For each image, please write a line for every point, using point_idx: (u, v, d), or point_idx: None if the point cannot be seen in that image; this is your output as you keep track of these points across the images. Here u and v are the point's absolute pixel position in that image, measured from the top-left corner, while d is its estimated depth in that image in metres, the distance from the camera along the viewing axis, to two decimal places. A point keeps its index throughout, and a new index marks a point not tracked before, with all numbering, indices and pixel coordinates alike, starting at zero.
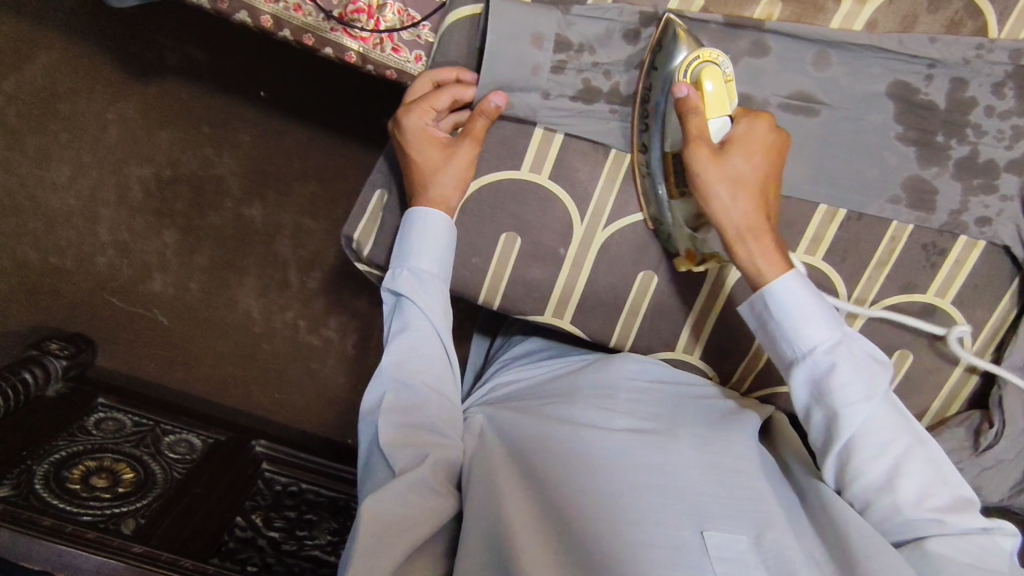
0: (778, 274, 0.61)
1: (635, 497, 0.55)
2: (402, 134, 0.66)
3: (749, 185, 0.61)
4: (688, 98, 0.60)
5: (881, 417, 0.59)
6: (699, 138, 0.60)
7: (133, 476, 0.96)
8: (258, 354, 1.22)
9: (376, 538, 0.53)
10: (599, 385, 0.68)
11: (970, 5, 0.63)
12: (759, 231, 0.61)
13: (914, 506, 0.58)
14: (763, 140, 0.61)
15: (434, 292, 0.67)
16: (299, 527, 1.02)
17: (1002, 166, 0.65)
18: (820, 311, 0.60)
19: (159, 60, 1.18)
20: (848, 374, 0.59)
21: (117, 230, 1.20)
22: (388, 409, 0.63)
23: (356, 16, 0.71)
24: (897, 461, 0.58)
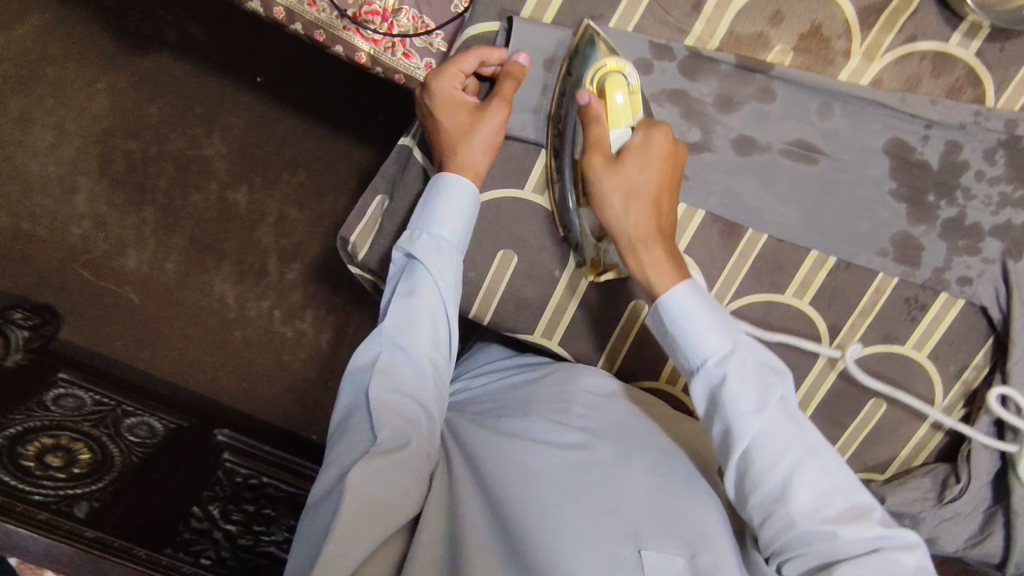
0: (676, 284, 0.59)
1: (583, 513, 0.55)
2: (430, 99, 0.64)
3: (642, 193, 0.61)
4: (588, 104, 0.62)
5: (775, 426, 0.55)
6: (596, 145, 0.62)
7: (89, 457, 0.94)
8: (229, 341, 1.19)
9: (353, 525, 0.51)
10: (555, 393, 0.66)
11: (970, 72, 0.64)
12: (654, 240, 0.60)
13: (809, 519, 0.52)
14: (660, 153, 0.61)
15: (449, 262, 0.64)
16: (257, 522, 1.02)
17: (988, 230, 0.67)
18: (713, 319, 0.58)
19: (156, 36, 1.18)
20: (738, 383, 0.56)
21: (96, 202, 1.16)
22: (382, 373, 0.59)
23: (369, 18, 0.70)
24: (791, 470, 0.54)
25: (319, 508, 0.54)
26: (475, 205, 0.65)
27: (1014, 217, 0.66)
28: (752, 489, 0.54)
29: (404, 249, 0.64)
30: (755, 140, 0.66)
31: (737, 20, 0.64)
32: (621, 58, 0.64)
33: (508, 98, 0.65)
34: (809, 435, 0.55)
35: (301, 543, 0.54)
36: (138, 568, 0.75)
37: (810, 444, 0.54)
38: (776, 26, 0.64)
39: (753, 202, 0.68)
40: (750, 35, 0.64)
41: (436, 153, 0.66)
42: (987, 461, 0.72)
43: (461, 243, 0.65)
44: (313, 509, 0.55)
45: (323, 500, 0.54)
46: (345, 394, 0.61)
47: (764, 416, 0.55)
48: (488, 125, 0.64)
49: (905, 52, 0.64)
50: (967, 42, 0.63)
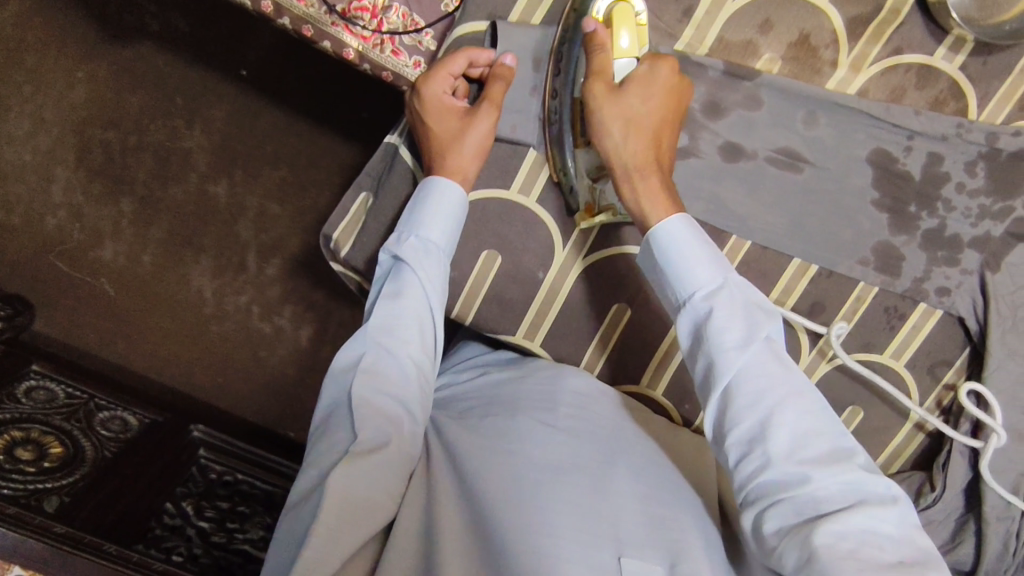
0: (672, 216, 0.60)
1: (566, 516, 0.54)
2: (420, 102, 0.64)
3: (642, 122, 0.61)
4: (594, 32, 0.61)
5: (760, 363, 0.55)
6: (600, 73, 0.61)
7: (60, 451, 0.92)
8: (205, 336, 1.18)
9: (332, 526, 0.50)
10: (542, 393, 0.66)
11: (953, 85, 0.65)
12: (649, 171, 0.61)
13: (785, 458, 0.52)
14: (664, 84, 0.61)
15: (435, 263, 0.64)
16: (230, 519, 1.00)
17: (966, 242, 0.68)
18: (702, 255, 0.58)
19: (139, 25, 1.15)
20: (724, 317, 0.56)
21: (72, 191, 1.14)
22: (365, 372, 0.58)
23: (359, 14, 0.69)
24: (771, 406, 0.53)
25: (298, 509, 0.53)
26: (463, 211, 0.65)
27: (992, 229, 0.67)
28: (731, 427, 0.54)
29: (391, 251, 0.64)
30: (741, 146, 0.67)
31: (727, 26, 0.64)
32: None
33: (496, 100, 0.64)
34: (794, 376, 0.55)
35: (278, 545, 0.54)
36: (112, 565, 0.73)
37: (794, 384, 0.54)
38: (766, 34, 0.64)
39: (737, 208, 0.68)
40: (740, 42, 0.64)
41: (426, 156, 0.67)
42: (959, 471, 0.73)
43: (448, 246, 0.65)
44: (292, 510, 0.54)
45: (302, 502, 0.54)
46: (326, 394, 0.60)
47: (750, 350, 0.55)
48: (477, 128, 0.64)
49: (890, 64, 0.64)
50: (952, 55, 0.64)
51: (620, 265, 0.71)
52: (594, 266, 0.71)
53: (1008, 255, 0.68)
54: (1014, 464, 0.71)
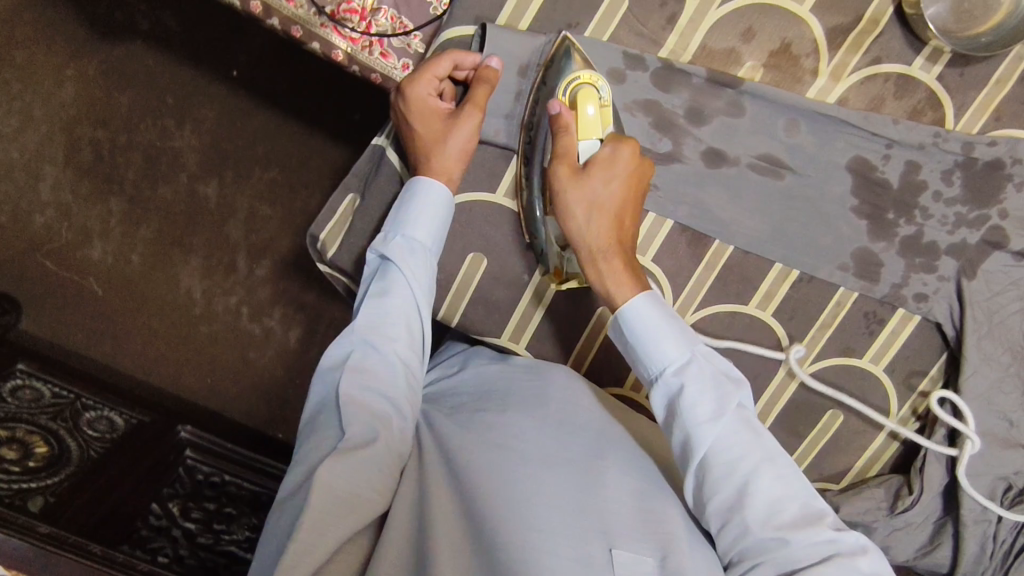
0: (637, 295, 0.62)
1: (554, 511, 0.55)
2: (405, 104, 0.65)
3: (605, 207, 0.64)
4: (558, 115, 0.63)
5: (730, 434, 0.57)
6: (564, 157, 0.64)
7: (46, 451, 0.92)
8: (194, 335, 1.18)
9: (321, 518, 0.51)
10: (531, 390, 0.66)
11: (931, 95, 0.66)
12: (614, 253, 0.64)
13: (763, 526, 0.54)
14: (624, 168, 0.63)
15: (422, 262, 0.65)
16: (217, 521, 1.01)
17: (943, 249, 0.69)
18: (671, 332, 0.60)
19: (130, 24, 1.15)
20: (694, 392, 0.58)
21: (60, 190, 1.14)
22: (353, 369, 0.59)
23: (348, 16, 0.70)
24: (746, 476, 0.55)
25: (286, 504, 0.54)
26: (449, 210, 0.66)
27: (968, 237, 0.68)
28: (710, 497, 0.56)
29: (378, 252, 0.65)
30: (724, 153, 0.68)
31: (710, 35, 0.65)
32: (594, 71, 0.64)
33: (481, 103, 0.65)
34: (764, 443, 0.57)
35: (267, 538, 0.54)
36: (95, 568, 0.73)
37: (765, 451, 0.57)
38: (748, 42, 0.65)
39: (720, 214, 0.69)
40: (723, 50, 0.65)
41: (412, 157, 0.67)
42: (937, 476, 0.74)
43: (436, 245, 0.66)
44: (280, 505, 0.54)
45: (290, 497, 0.54)
46: (314, 392, 0.61)
47: (721, 424, 0.57)
48: (462, 131, 0.65)
49: (869, 73, 0.65)
50: (929, 66, 0.65)
51: None
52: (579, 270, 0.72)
53: (984, 262, 0.69)
54: (990, 468, 0.72)
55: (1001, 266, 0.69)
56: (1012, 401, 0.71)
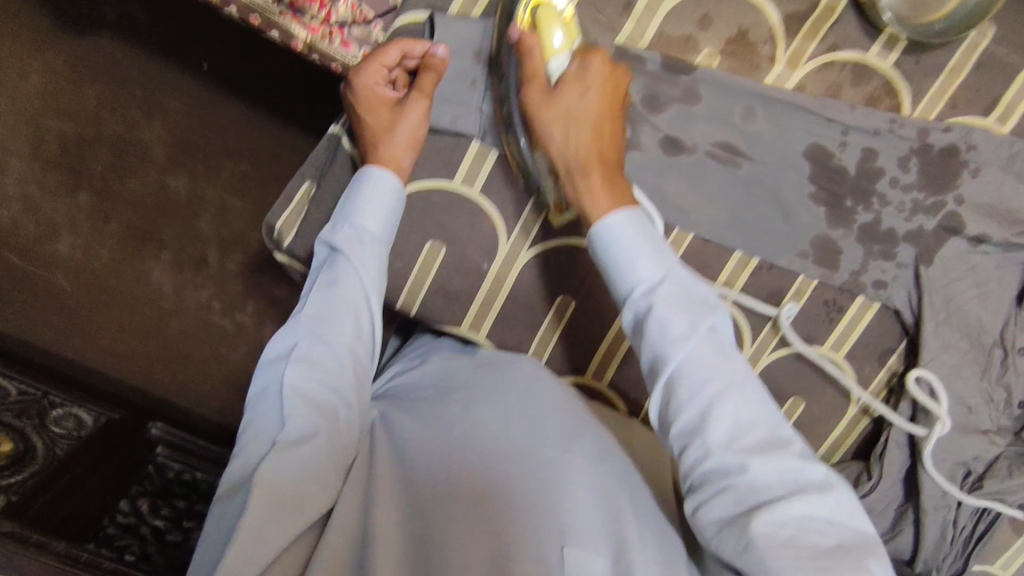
0: (621, 209, 0.60)
1: (506, 512, 0.55)
2: (353, 91, 0.66)
3: (579, 117, 0.62)
4: (519, 39, 0.63)
5: (700, 355, 0.55)
6: (533, 77, 0.63)
7: (9, 449, 0.87)
8: (164, 330, 1.16)
9: (259, 523, 0.50)
10: (488, 381, 0.66)
11: (887, 82, 0.66)
12: (593, 165, 0.62)
13: (724, 450, 0.52)
14: (598, 76, 0.62)
15: (371, 251, 0.64)
16: (186, 517, 1.01)
17: (901, 236, 0.69)
18: (646, 250, 0.59)
19: (96, 14, 1.15)
20: (666, 310, 0.56)
21: (26, 182, 1.11)
22: (297, 361, 0.58)
23: (307, 4, 0.69)
24: (712, 397, 0.54)
25: (227, 503, 0.53)
26: (400, 203, 0.66)
27: (925, 223, 0.69)
28: (674, 419, 0.55)
29: (326, 241, 0.64)
30: (681, 140, 0.68)
31: (666, 21, 0.65)
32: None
33: (428, 91, 0.66)
34: (735, 367, 0.55)
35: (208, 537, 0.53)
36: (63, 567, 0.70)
37: (735, 376, 0.55)
38: (704, 29, 0.65)
39: (680, 201, 0.69)
40: (679, 38, 0.65)
41: (359, 146, 0.67)
42: (897, 459, 0.74)
43: (385, 236, 0.65)
44: (221, 503, 0.53)
45: (231, 495, 0.53)
46: (256, 383, 0.60)
47: (691, 344, 0.55)
48: (409, 118, 0.65)
49: (826, 60, 0.65)
50: (885, 53, 0.65)
51: (564, 255, 0.71)
52: (540, 258, 0.71)
53: (942, 248, 0.69)
54: (951, 454, 0.73)
55: (958, 252, 0.69)
56: (971, 386, 0.72)
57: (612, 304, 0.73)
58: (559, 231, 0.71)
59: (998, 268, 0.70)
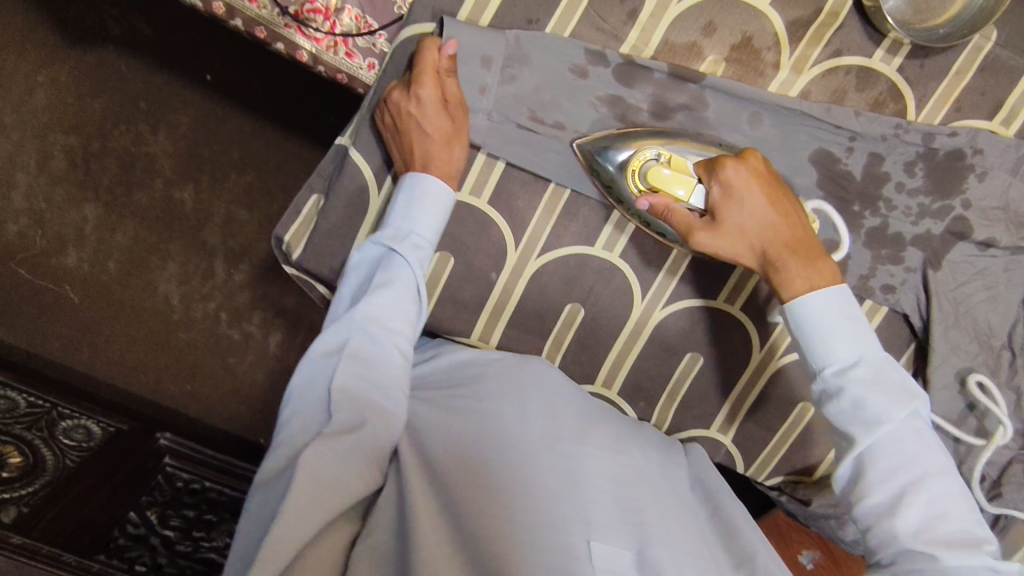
0: (821, 288, 0.59)
1: (540, 503, 0.56)
2: (420, 116, 0.63)
3: (753, 228, 0.63)
4: (651, 206, 0.64)
5: (897, 439, 0.55)
6: (688, 228, 0.64)
7: (20, 461, 0.91)
8: (172, 342, 1.17)
9: (305, 502, 0.50)
10: (505, 378, 0.67)
11: (892, 87, 0.66)
12: (787, 256, 0.62)
13: (916, 537, 0.52)
14: (745, 185, 0.62)
15: (422, 257, 0.65)
16: (197, 528, 1.00)
17: (909, 240, 0.70)
18: (844, 329, 0.58)
19: (99, 28, 1.14)
20: (861, 390, 0.55)
21: (33, 197, 1.13)
22: (349, 357, 0.59)
23: (312, 16, 0.69)
24: (907, 482, 0.54)
25: (268, 489, 0.53)
26: (450, 206, 0.67)
27: (933, 227, 0.69)
28: (864, 495, 0.55)
29: (382, 242, 0.64)
30: None
31: (672, 28, 0.64)
32: (640, 145, 0.65)
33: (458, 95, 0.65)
34: (934, 456, 0.55)
35: (247, 525, 0.53)
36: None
37: (936, 464, 0.54)
38: (709, 36, 0.65)
39: None
40: (685, 45, 0.65)
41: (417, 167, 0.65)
42: None
43: (433, 240, 0.66)
44: (262, 491, 0.53)
45: (274, 480, 0.53)
46: (301, 373, 0.60)
47: (889, 425, 0.54)
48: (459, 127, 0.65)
49: (830, 66, 0.66)
50: (890, 58, 0.65)
51: (573, 264, 0.71)
52: (549, 268, 0.71)
53: (948, 253, 0.70)
54: (961, 456, 0.73)
55: (966, 256, 0.70)
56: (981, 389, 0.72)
57: (621, 312, 0.73)
58: (567, 240, 0.71)
59: (1005, 272, 0.70)
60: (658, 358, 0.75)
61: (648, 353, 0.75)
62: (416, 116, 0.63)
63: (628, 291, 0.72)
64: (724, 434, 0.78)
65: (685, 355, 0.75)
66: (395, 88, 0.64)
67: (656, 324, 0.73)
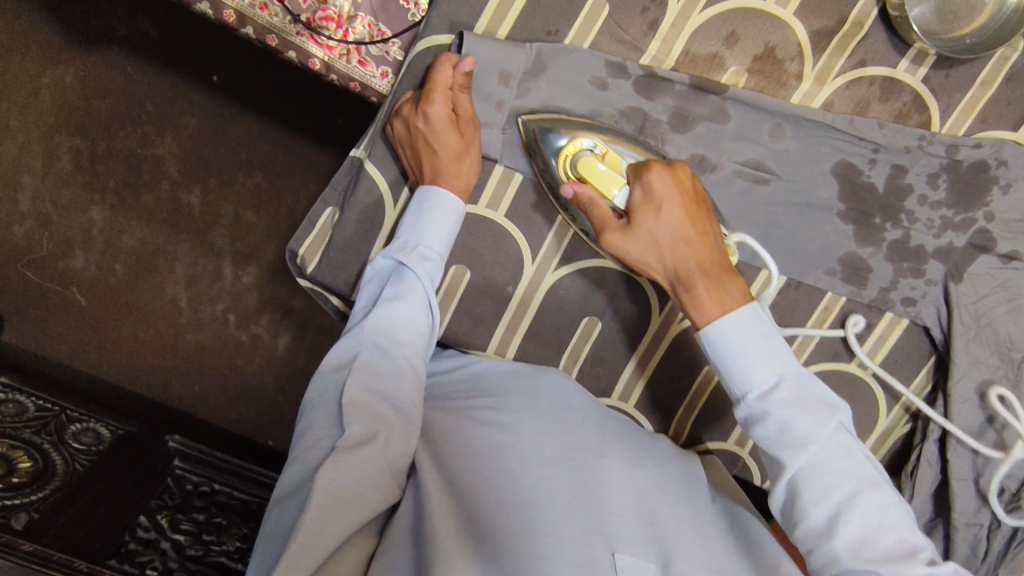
0: (730, 312, 0.58)
1: (553, 511, 0.55)
2: (427, 129, 0.62)
3: (666, 239, 0.61)
4: (575, 195, 0.63)
5: (825, 458, 0.54)
6: (603, 225, 0.62)
7: (30, 466, 0.91)
8: (179, 345, 1.16)
9: (322, 517, 0.49)
10: (523, 390, 0.66)
11: (917, 98, 0.65)
12: (698, 277, 0.60)
13: (855, 557, 0.52)
14: (665, 195, 0.61)
15: (433, 269, 0.65)
16: (207, 532, 0.98)
17: (931, 252, 0.69)
18: (761, 351, 0.57)
19: (105, 29, 1.13)
20: (785, 414, 0.55)
21: (40, 199, 1.13)
22: (361, 370, 0.58)
23: (324, 24, 0.68)
24: (841, 502, 0.53)
25: (286, 502, 0.52)
26: (460, 219, 0.66)
27: (955, 240, 0.68)
28: (800, 519, 0.55)
29: (393, 257, 0.64)
30: (706, 157, 0.67)
31: (693, 39, 0.63)
32: (577, 133, 0.64)
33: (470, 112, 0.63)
34: (864, 469, 0.54)
35: (264, 541, 0.52)
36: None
37: (866, 478, 0.54)
38: (731, 46, 0.64)
39: None
40: (706, 55, 0.64)
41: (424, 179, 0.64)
42: (928, 477, 0.74)
43: (445, 251, 0.65)
44: (279, 506, 0.53)
45: (291, 493, 0.53)
46: (315, 387, 0.60)
47: (814, 447, 0.54)
48: (468, 143, 0.64)
49: (855, 77, 0.64)
50: (915, 69, 0.64)
51: (590, 276, 0.71)
52: (565, 280, 0.71)
53: (970, 265, 0.69)
54: (979, 468, 0.73)
55: (988, 269, 0.69)
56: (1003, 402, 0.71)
57: (639, 324, 0.73)
58: (584, 253, 0.70)
59: None
60: (676, 370, 0.74)
61: (666, 365, 0.74)
62: (424, 127, 0.62)
63: (644, 303, 0.72)
64: (742, 447, 0.78)
65: (703, 369, 0.74)
66: (406, 100, 0.63)
67: (674, 337, 0.73)
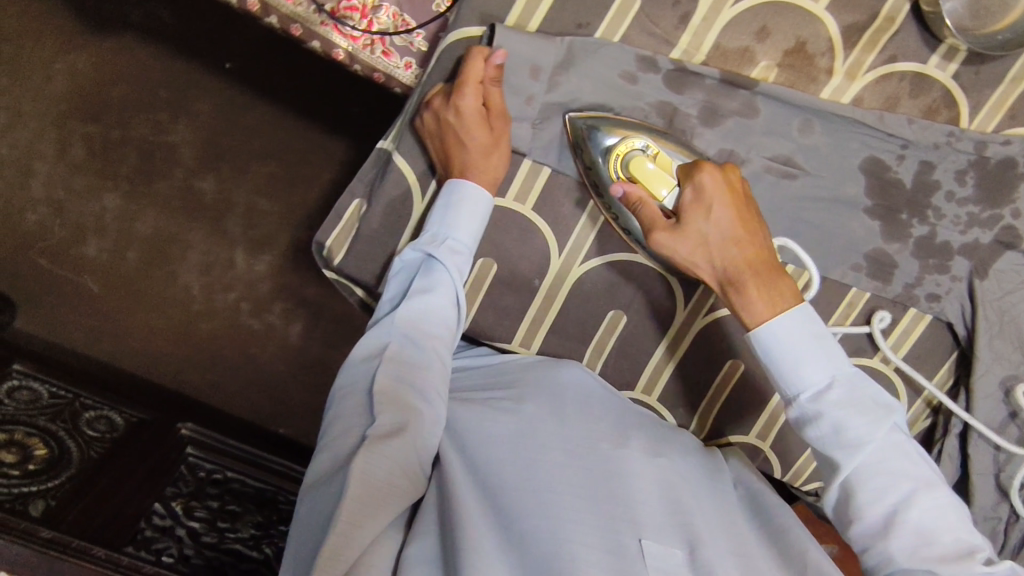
0: (784, 311, 0.58)
1: (582, 496, 0.55)
2: (458, 118, 0.62)
3: (715, 239, 0.61)
4: (625, 194, 0.63)
5: (880, 459, 0.55)
6: (653, 224, 0.62)
7: (45, 453, 0.91)
8: (193, 332, 1.16)
9: (354, 505, 0.50)
10: (547, 381, 0.66)
11: (946, 94, 0.65)
12: (747, 275, 0.60)
13: (911, 556, 0.53)
14: (717, 194, 0.61)
15: (462, 262, 0.65)
16: (221, 519, 0.98)
17: (956, 249, 0.69)
18: (814, 351, 0.57)
19: (120, 16, 1.13)
20: (839, 415, 0.55)
21: (53, 186, 1.12)
22: (391, 362, 0.58)
23: (348, 14, 0.67)
24: (897, 502, 0.54)
25: (317, 491, 0.53)
26: (489, 211, 0.65)
27: (981, 236, 0.68)
28: (855, 519, 0.55)
29: (422, 249, 0.64)
30: (735, 153, 0.66)
31: (723, 33, 0.63)
32: (628, 133, 0.64)
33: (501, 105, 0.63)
34: (920, 469, 0.55)
35: (298, 528, 0.53)
36: (97, 568, 0.72)
37: (922, 477, 0.54)
38: (762, 41, 0.63)
39: None
40: (736, 50, 0.64)
41: (453, 170, 0.64)
42: (948, 472, 0.75)
43: (473, 244, 0.65)
44: (310, 495, 0.53)
45: (321, 484, 0.53)
46: (343, 379, 0.60)
47: (869, 448, 0.55)
48: (498, 136, 0.64)
49: (885, 72, 0.64)
50: (945, 64, 0.64)
51: (616, 270, 0.71)
52: (591, 274, 0.71)
53: (996, 262, 0.69)
54: (998, 464, 0.73)
55: (1013, 266, 0.69)
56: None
57: (663, 318, 0.73)
58: (610, 247, 0.70)
59: None
60: (699, 364, 0.75)
61: (689, 359, 0.74)
62: (455, 118, 0.62)
63: (669, 298, 0.72)
64: (762, 440, 0.78)
65: (726, 362, 0.74)
66: (438, 92, 0.63)
67: (699, 330, 0.73)
